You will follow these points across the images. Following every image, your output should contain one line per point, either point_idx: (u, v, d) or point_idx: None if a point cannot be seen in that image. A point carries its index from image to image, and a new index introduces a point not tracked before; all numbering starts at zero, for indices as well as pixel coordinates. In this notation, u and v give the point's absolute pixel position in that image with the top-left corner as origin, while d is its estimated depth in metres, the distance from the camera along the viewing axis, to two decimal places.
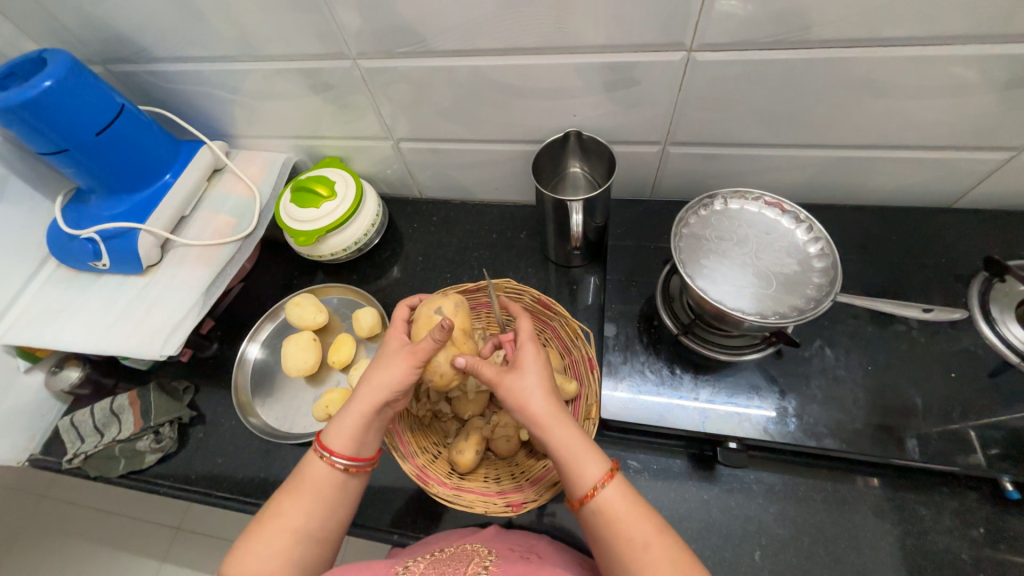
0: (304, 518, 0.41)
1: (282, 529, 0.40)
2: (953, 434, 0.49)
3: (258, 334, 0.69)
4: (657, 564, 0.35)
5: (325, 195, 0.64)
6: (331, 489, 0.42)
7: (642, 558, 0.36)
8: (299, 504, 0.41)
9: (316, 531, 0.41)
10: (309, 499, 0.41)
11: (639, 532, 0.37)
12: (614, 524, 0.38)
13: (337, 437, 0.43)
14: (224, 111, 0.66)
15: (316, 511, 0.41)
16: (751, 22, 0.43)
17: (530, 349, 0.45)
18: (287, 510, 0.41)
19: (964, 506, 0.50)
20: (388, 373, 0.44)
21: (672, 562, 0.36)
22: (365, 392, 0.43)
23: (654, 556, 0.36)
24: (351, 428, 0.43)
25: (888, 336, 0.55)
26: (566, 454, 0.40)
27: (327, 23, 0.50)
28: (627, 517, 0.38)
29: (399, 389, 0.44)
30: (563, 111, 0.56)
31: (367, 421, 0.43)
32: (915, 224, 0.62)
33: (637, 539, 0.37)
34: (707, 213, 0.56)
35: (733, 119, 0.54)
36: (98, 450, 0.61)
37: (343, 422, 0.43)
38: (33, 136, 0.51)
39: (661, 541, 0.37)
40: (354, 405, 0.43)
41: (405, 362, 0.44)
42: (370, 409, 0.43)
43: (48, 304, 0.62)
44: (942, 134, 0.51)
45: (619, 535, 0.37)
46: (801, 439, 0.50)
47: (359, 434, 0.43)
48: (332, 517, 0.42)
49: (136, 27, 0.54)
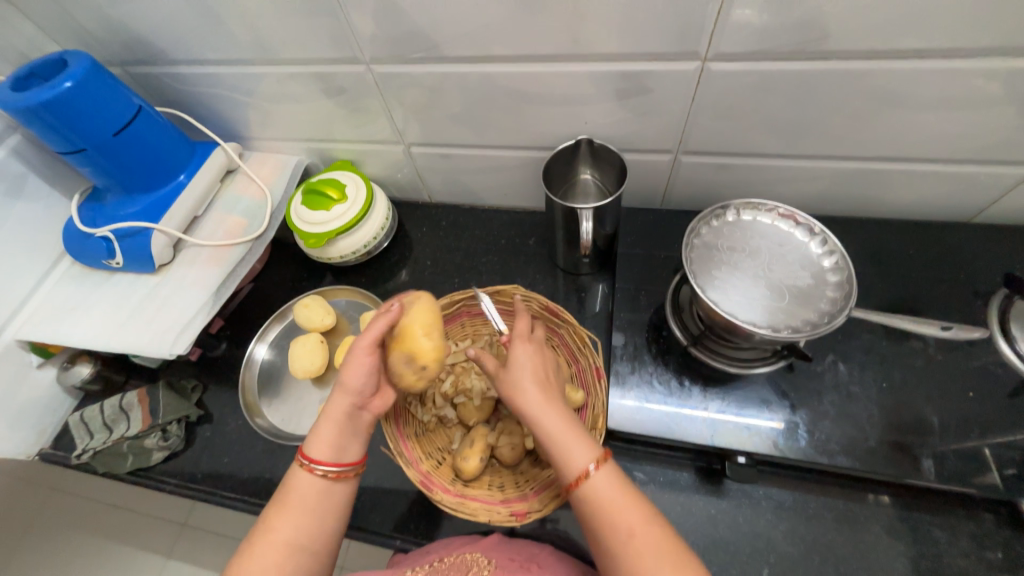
0: (293, 530, 0.41)
1: (273, 542, 0.40)
2: (969, 454, 0.48)
3: (267, 334, 0.69)
4: (645, 550, 0.36)
5: (336, 197, 0.64)
6: (320, 498, 0.43)
7: (630, 544, 0.36)
8: (286, 516, 0.41)
9: (307, 541, 0.41)
10: (298, 509, 0.41)
11: (628, 519, 0.37)
12: (602, 512, 0.38)
13: (317, 445, 0.43)
14: (240, 113, 0.66)
15: (304, 522, 0.41)
16: (767, 31, 0.42)
17: (522, 348, 0.45)
18: (276, 523, 0.41)
19: (981, 529, 0.49)
20: (352, 375, 0.45)
21: (659, 548, 0.36)
22: (339, 396, 0.45)
23: (641, 541, 0.36)
24: (331, 433, 0.44)
25: (904, 352, 0.54)
26: (557, 439, 0.40)
27: (342, 29, 0.50)
28: (614, 504, 0.38)
29: (363, 381, 0.45)
30: (574, 118, 0.56)
31: (344, 424, 0.45)
32: (932, 238, 0.61)
33: (625, 526, 0.37)
34: (718, 224, 0.55)
35: (748, 129, 0.53)
36: (106, 446, 0.62)
37: (318, 432, 0.44)
38: (52, 136, 0.52)
39: (648, 527, 0.37)
40: (329, 411, 0.45)
41: (364, 358, 0.45)
42: (346, 412, 0.45)
43: (62, 301, 0.63)
44: (961, 147, 0.51)
45: (607, 521, 0.38)
46: (811, 455, 0.49)
47: (341, 439, 0.44)
48: (325, 526, 0.42)
49: (154, 30, 0.55)
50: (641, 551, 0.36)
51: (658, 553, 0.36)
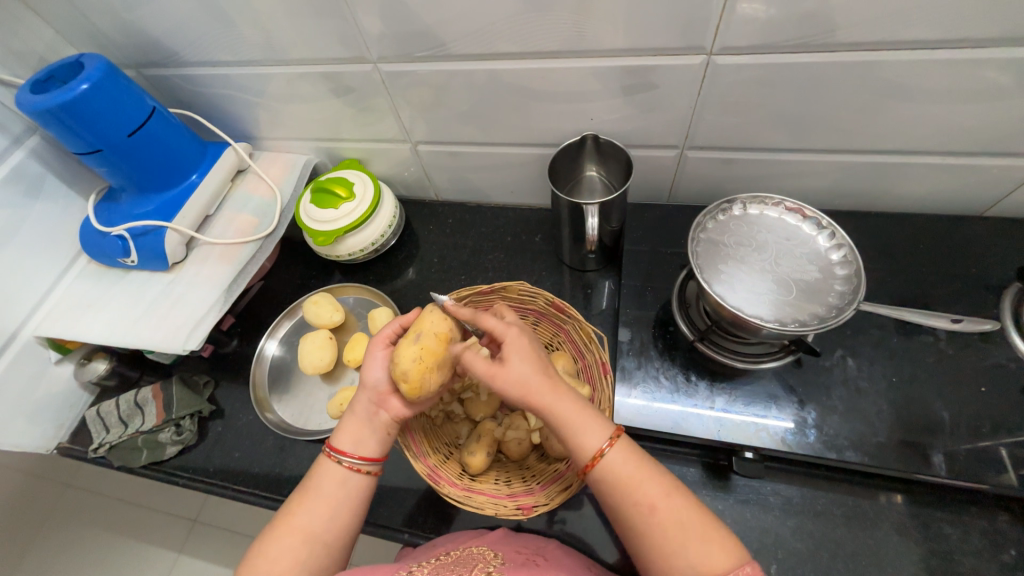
0: (311, 517, 0.42)
1: (290, 527, 0.41)
2: (982, 451, 0.47)
3: (277, 331, 0.70)
4: (665, 525, 0.37)
5: (344, 196, 0.65)
6: (338, 489, 0.44)
7: (651, 521, 0.37)
8: (306, 504, 0.43)
9: (322, 533, 0.42)
10: (317, 497, 0.43)
11: (648, 494, 0.38)
12: (622, 492, 0.39)
13: (343, 436, 0.45)
14: (250, 114, 0.67)
15: (321, 511, 0.42)
16: (773, 24, 0.42)
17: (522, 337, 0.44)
18: (296, 509, 0.42)
19: (994, 527, 0.48)
20: (371, 372, 0.47)
21: (680, 522, 0.37)
22: (363, 393, 0.47)
23: (663, 517, 0.37)
24: (353, 426, 0.46)
25: (915, 347, 0.53)
26: (567, 427, 0.40)
27: (350, 28, 0.51)
28: (632, 482, 0.39)
29: (376, 379, 0.47)
30: (580, 114, 0.56)
31: (366, 420, 0.46)
32: (944, 233, 0.60)
33: (643, 503, 0.38)
34: (725, 218, 0.55)
35: (755, 123, 0.53)
36: (123, 440, 0.63)
37: (347, 426, 0.46)
38: (69, 136, 0.53)
39: (667, 503, 0.38)
40: (356, 408, 0.47)
41: (375, 356, 0.48)
42: (369, 407, 0.47)
43: (80, 298, 0.65)
44: (973, 140, 0.50)
45: (628, 497, 0.39)
46: (819, 451, 0.48)
47: (361, 433, 0.45)
48: (342, 516, 0.43)
49: (168, 33, 0.56)
50: (663, 529, 0.37)
51: (680, 530, 0.37)
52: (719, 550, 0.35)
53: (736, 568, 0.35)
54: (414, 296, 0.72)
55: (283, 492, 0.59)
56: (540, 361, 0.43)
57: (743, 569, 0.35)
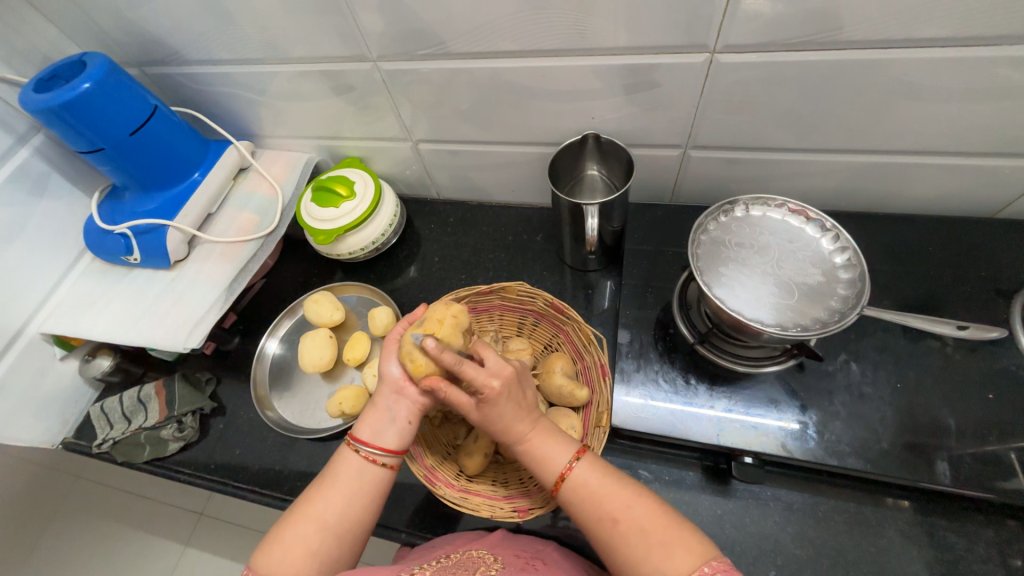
0: (328, 506, 0.42)
1: (306, 515, 0.42)
2: (990, 459, 0.46)
3: (278, 329, 0.71)
4: (628, 535, 0.37)
5: (344, 195, 0.65)
6: (355, 480, 0.44)
7: (616, 534, 0.38)
8: (324, 492, 0.43)
9: (337, 523, 0.42)
10: (333, 487, 0.43)
11: (611, 508, 0.39)
12: (588, 507, 0.39)
13: (364, 426, 0.46)
14: (252, 112, 0.67)
15: (338, 501, 0.43)
16: (777, 22, 0.41)
17: None
18: (314, 497, 0.43)
19: (1002, 535, 0.47)
20: (385, 365, 0.47)
21: (645, 529, 0.37)
22: (381, 386, 0.47)
23: (626, 528, 0.38)
24: (372, 417, 0.46)
25: (921, 352, 0.52)
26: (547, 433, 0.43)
27: (349, 26, 0.50)
28: (596, 496, 0.39)
29: (390, 369, 0.47)
30: (582, 113, 0.55)
31: (386, 410, 0.46)
32: (954, 235, 0.58)
33: (606, 517, 0.38)
34: (727, 220, 0.54)
35: (761, 123, 0.52)
36: (125, 436, 0.64)
37: (367, 417, 0.46)
38: (72, 135, 0.54)
39: (629, 514, 0.38)
40: (376, 400, 0.47)
41: (389, 350, 0.48)
42: (387, 398, 0.46)
43: (83, 295, 0.66)
44: (985, 139, 0.48)
45: (593, 512, 0.39)
46: (821, 457, 0.48)
47: (380, 424, 0.45)
48: (357, 508, 0.43)
49: (169, 31, 0.56)
50: (628, 538, 0.37)
51: (643, 539, 0.37)
52: (682, 552, 0.35)
53: (699, 567, 0.34)
54: (414, 294, 0.72)
55: (284, 489, 0.60)
56: (524, 395, 0.43)
57: (708, 568, 0.34)
